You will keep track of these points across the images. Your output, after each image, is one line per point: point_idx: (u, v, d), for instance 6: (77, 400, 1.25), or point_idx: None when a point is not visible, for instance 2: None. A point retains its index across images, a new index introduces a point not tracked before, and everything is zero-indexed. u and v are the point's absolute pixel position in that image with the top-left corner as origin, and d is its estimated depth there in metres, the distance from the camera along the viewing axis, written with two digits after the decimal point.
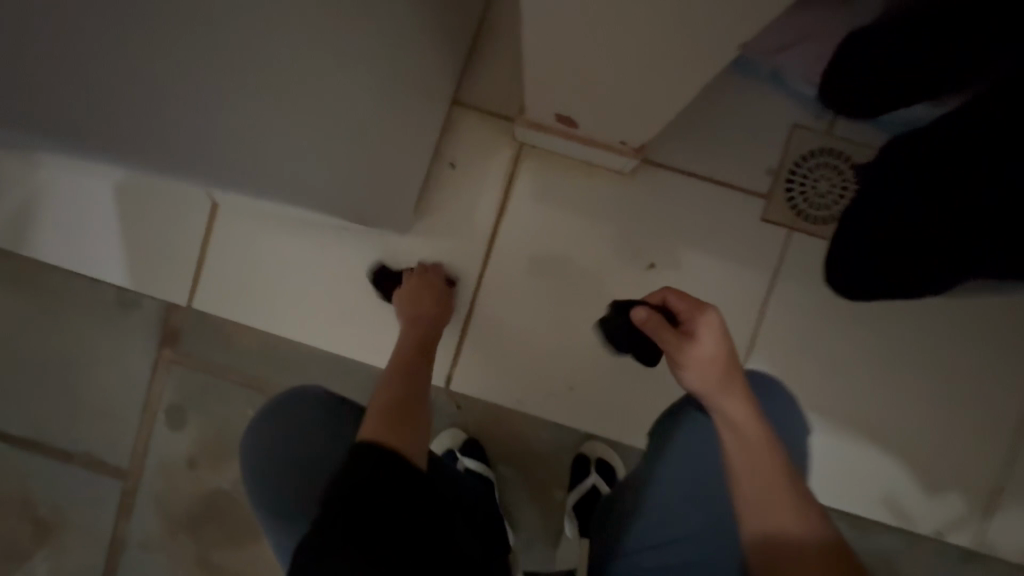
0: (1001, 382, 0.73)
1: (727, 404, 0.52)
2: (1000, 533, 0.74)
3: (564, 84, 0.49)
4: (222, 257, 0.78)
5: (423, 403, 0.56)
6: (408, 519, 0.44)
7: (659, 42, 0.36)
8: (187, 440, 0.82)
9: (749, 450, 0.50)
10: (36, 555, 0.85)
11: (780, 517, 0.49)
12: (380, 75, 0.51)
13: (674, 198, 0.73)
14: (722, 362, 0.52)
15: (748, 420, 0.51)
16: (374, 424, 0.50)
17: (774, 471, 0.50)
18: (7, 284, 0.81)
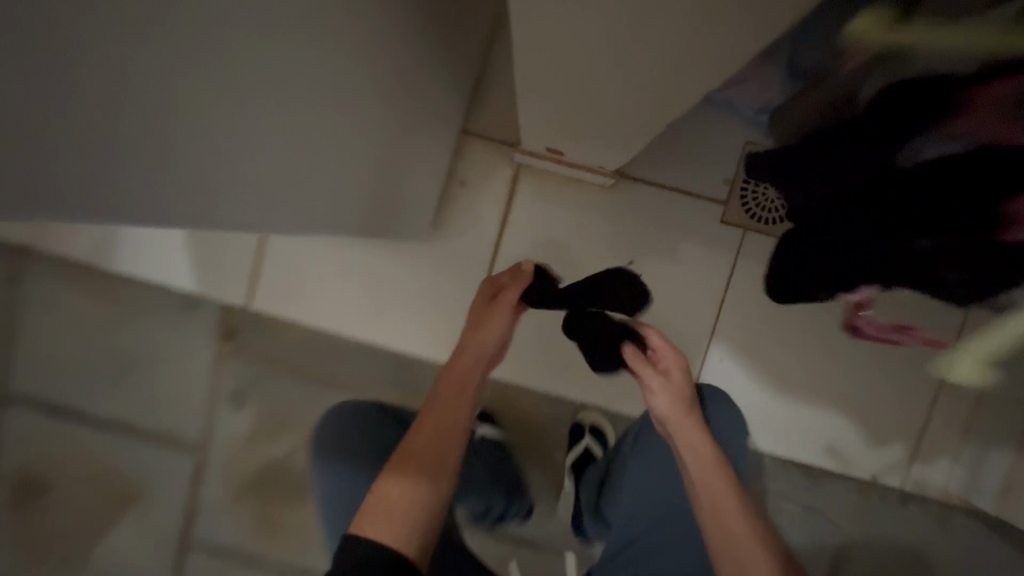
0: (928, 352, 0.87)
1: (679, 425, 0.67)
2: (924, 475, 0.88)
3: (551, 127, 0.62)
4: (271, 269, 0.92)
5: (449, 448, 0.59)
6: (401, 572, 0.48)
7: (618, 106, 0.49)
8: (246, 419, 0.97)
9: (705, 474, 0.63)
10: (126, 516, 1.02)
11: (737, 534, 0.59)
12: (406, 122, 0.64)
13: (648, 206, 0.86)
14: (679, 395, 0.69)
15: (700, 443, 0.66)
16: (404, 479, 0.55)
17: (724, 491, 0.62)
18: (90, 293, 0.96)
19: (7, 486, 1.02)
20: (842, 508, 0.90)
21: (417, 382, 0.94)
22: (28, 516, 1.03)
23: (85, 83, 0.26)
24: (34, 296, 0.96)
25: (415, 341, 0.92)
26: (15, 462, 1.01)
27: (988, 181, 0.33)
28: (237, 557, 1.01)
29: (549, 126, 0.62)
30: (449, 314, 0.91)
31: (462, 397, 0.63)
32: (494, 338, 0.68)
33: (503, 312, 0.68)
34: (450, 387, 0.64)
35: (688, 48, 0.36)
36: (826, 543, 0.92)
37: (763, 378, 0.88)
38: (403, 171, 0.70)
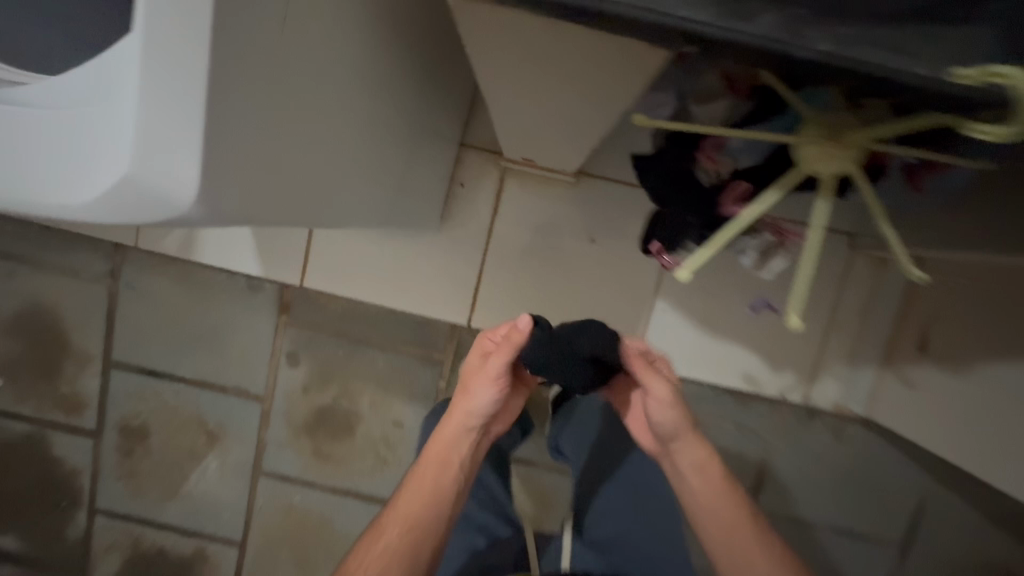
0: (826, 299, 1.12)
1: (691, 453, 0.80)
2: (822, 393, 1.16)
3: (523, 145, 0.88)
4: (318, 254, 1.18)
5: (433, 506, 0.81)
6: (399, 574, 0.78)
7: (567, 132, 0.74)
8: (301, 373, 1.25)
9: (695, 486, 0.81)
10: (209, 453, 1.30)
11: (751, 540, 0.79)
12: (415, 142, 0.89)
13: (606, 196, 1.12)
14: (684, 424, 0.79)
15: (712, 471, 0.80)
16: (394, 530, 0.79)
17: (733, 509, 0.80)
18: (174, 279, 1.22)
19: (115, 435, 1.29)
20: (763, 422, 1.18)
21: (433, 339, 1.21)
22: (133, 458, 1.30)
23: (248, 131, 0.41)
24: (131, 284, 1.22)
25: (430, 306, 1.19)
26: (121, 416, 1.28)
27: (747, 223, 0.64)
28: (297, 483, 1.29)
29: (522, 144, 0.87)
30: (455, 284, 1.17)
31: (437, 491, 0.81)
32: (471, 419, 0.82)
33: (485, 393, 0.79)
34: (429, 479, 0.81)
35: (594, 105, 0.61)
36: (752, 450, 1.19)
37: (697, 325, 1.15)
38: (415, 176, 0.95)
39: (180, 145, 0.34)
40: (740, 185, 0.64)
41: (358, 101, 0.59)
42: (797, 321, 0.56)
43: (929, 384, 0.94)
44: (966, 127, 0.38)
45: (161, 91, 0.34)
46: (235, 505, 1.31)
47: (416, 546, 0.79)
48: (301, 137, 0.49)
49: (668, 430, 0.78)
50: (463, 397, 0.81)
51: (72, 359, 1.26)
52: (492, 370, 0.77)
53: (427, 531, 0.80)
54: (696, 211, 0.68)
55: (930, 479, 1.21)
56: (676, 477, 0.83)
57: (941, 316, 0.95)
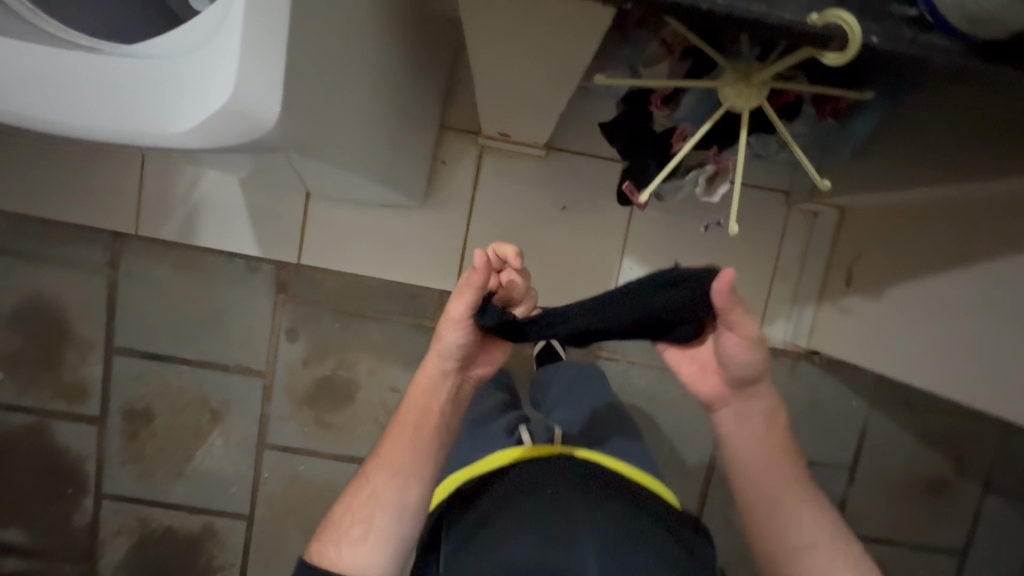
0: (770, 251, 1.28)
1: (763, 396, 0.79)
2: (773, 334, 1.31)
3: (501, 113, 1.00)
4: (313, 230, 1.27)
5: (409, 456, 0.82)
6: (375, 520, 0.80)
7: (541, 96, 0.87)
8: (301, 348, 1.33)
9: (752, 442, 0.81)
10: (213, 432, 1.36)
11: (798, 495, 0.81)
12: (406, 117, 1.00)
13: (574, 167, 1.25)
14: (759, 370, 0.75)
15: (779, 416, 0.81)
16: (376, 477, 0.82)
17: (787, 460, 0.82)
18: (173, 264, 1.29)
19: (119, 420, 1.34)
20: None
21: (424, 307, 1.32)
22: (139, 441, 1.35)
23: (306, 74, 0.49)
24: (130, 272, 1.28)
25: (420, 276, 1.29)
26: (125, 400, 1.34)
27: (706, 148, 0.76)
28: (302, 453, 1.37)
29: (501, 112, 0.99)
30: (443, 252, 1.28)
31: (415, 441, 0.82)
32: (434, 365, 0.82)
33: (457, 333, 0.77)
34: (406, 427, 0.83)
35: (564, 66, 0.73)
36: None
37: None
38: (405, 147, 1.06)
39: (268, 74, 0.42)
40: (686, 128, 0.75)
41: (367, 69, 0.70)
42: (736, 227, 0.68)
43: (858, 311, 1.11)
44: (821, 56, 0.49)
45: (256, 34, 0.41)
46: (242, 479, 1.37)
47: (400, 496, 0.81)
48: (332, 91, 0.59)
49: (745, 370, 0.74)
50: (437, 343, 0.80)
51: (75, 349, 1.31)
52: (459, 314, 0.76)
53: (408, 482, 0.81)
54: (654, 155, 0.80)
55: (868, 405, 1.39)
56: (738, 428, 0.80)
57: (863, 254, 1.12)
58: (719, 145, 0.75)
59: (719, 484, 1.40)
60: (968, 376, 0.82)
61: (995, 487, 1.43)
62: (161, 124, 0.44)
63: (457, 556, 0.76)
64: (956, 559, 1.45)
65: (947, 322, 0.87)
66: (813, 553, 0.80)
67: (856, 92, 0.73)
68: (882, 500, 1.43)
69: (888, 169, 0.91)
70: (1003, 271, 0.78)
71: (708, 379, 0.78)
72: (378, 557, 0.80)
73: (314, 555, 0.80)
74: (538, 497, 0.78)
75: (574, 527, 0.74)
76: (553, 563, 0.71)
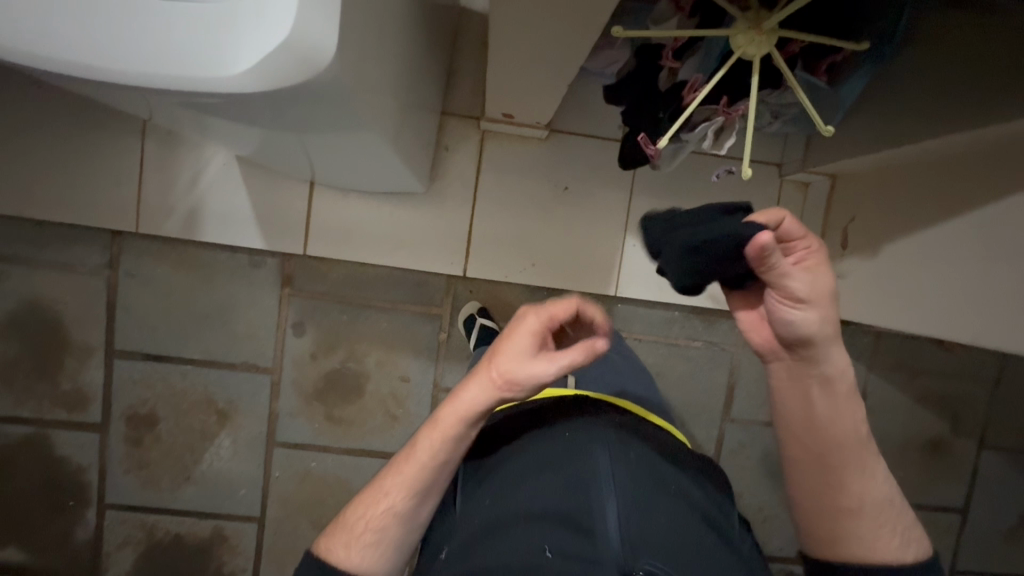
0: None
1: (827, 353, 0.68)
2: None
3: (508, 91, 1.03)
4: (318, 220, 1.27)
5: (434, 475, 0.74)
6: (390, 526, 0.75)
7: (549, 71, 0.89)
8: (309, 341, 1.32)
9: (797, 402, 0.74)
10: (221, 433, 1.33)
11: (850, 462, 0.74)
12: (421, 98, 1.01)
13: (574, 148, 1.28)
14: (818, 330, 0.65)
15: (845, 375, 0.71)
16: (393, 486, 0.75)
17: (847, 422, 0.73)
18: (175, 262, 1.27)
19: (122, 426, 1.31)
20: (726, 336, 1.39)
21: (432, 294, 1.32)
22: (143, 447, 1.32)
23: (353, 29, 0.51)
24: (130, 273, 1.26)
25: (427, 262, 1.30)
26: (127, 405, 1.30)
27: (718, 93, 0.82)
28: (312, 449, 1.35)
29: (507, 89, 1.02)
30: (449, 237, 1.29)
31: (441, 464, 0.74)
32: (481, 408, 0.70)
33: (526, 389, 0.67)
34: (433, 449, 0.73)
35: (577, 36, 0.76)
36: (722, 361, 1.40)
37: None
38: (419, 129, 1.07)
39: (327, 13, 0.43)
40: (697, 80, 0.81)
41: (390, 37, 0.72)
42: (748, 171, 0.77)
43: (859, 273, 1.15)
44: None
45: None
46: (252, 479, 1.35)
47: (417, 509, 0.75)
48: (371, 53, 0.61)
49: (801, 330, 0.65)
50: (494, 385, 0.69)
51: (74, 354, 1.28)
52: (539, 367, 0.65)
53: (427, 499, 0.76)
54: (666, 108, 0.86)
55: (867, 368, 1.43)
56: (787, 386, 0.73)
57: (858, 218, 1.17)
58: (729, 98, 0.82)
59: (729, 455, 1.43)
60: (982, 317, 0.85)
61: (990, 444, 1.48)
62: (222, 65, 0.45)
63: (474, 496, 0.76)
64: (959, 517, 1.49)
65: (953, 270, 0.91)
66: (859, 516, 0.74)
67: (847, 44, 0.80)
68: (886, 462, 1.47)
69: (882, 130, 0.96)
70: (986, 220, 0.84)
71: (755, 332, 0.70)
72: (388, 561, 0.76)
73: (322, 549, 0.75)
74: (557, 437, 0.74)
75: (593, 468, 0.68)
76: (569, 507, 0.66)
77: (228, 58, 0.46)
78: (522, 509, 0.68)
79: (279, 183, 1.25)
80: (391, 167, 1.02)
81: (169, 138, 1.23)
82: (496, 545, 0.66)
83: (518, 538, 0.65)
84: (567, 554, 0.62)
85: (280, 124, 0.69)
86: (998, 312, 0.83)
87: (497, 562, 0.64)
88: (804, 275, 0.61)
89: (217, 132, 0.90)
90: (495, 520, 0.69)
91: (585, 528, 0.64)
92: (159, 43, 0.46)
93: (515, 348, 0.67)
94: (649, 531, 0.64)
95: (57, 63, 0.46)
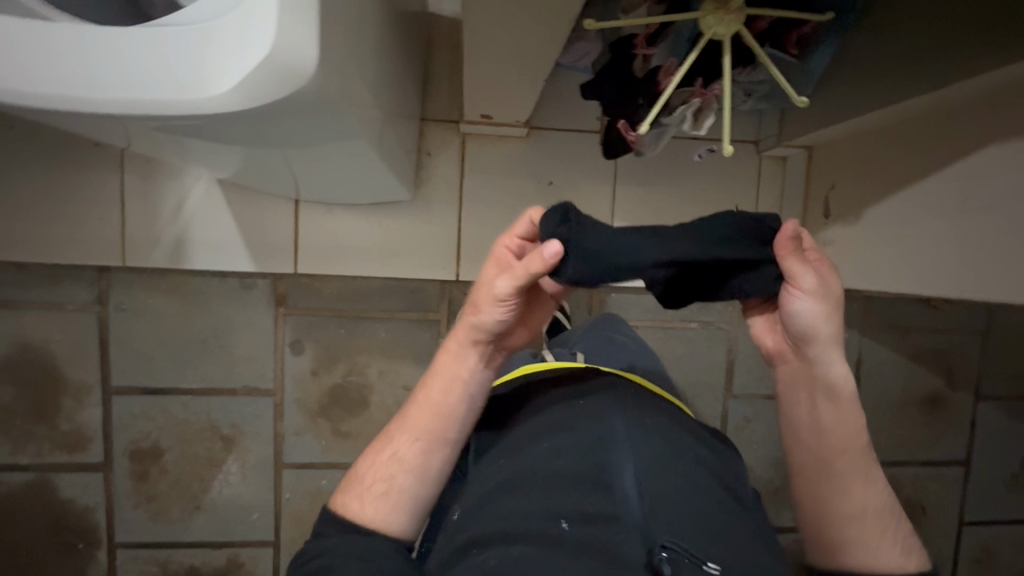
0: (749, 197, 1.34)
1: (829, 355, 0.68)
2: None
3: (485, 93, 1.04)
4: (308, 236, 1.26)
5: (432, 420, 0.76)
6: (395, 476, 0.76)
7: (524, 70, 0.90)
8: (309, 359, 1.31)
9: (801, 401, 0.73)
10: (227, 459, 1.32)
11: (853, 465, 0.72)
12: (400, 105, 1.02)
13: (556, 143, 1.29)
14: (822, 329, 0.65)
15: (849, 381, 0.69)
16: (399, 434, 0.78)
17: (853, 422, 0.71)
18: (165, 292, 1.26)
19: (126, 462, 1.29)
20: (721, 314, 1.41)
21: (427, 300, 1.32)
22: (149, 480, 1.30)
23: (339, 42, 0.52)
24: (121, 306, 1.25)
25: (420, 269, 1.30)
26: (129, 440, 1.29)
27: (695, 72, 0.84)
28: (321, 467, 1.34)
29: (484, 91, 1.03)
30: (439, 242, 1.29)
31: (440, 406, 0.77)
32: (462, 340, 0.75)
33: (488, 307, 0.70)
34: (430, 390, 0.77)
35: (550, 32, 0.77)
36: (719, 339, 1.42)
37: None
38: (401, 137, 1.07)
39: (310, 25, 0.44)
40: (670, 65, 0.83)
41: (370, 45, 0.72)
42: (731, 147, 0.77)
43: (844, 239, 1.18)
44: None
45: None
46: (263, 502, 1.34)
47: (425, 459, 0.77)
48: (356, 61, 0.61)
49: (806, 324, 0.65)
50: (467, 318, 0.74)
51: (70, 394, 1.26)
52: (494, 282, 0.69)
53: (432, 446, 0.77)
54: (644, 94, 0.88)
55: (860, 333, 1.46)
56: (795, 390, 0.73)
57: (838, 186, 1.20)
58: (703, 78, 0.84)
59: (735, 432, 1.44)
60: (968, 269, 0.88)
61: (986, 395, 1.52)
62: (207, 84, 0.46)
63: (489, 457, 0.77)
64: (963, 469, 1.53)
65: (936, 226, 0.93)
66: (862, 523, 0.72)
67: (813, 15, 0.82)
68: (888, 423, 1.50)
69: (856, 96, 0.98)
70: (965, 169, 0.86)
71: (770, 334, 0.72)
72: (398, 515, 0.76)
73: (339, 506, 0.77)
74: (573, 405, 0.75)
75: (611, 433, 0.69)
76: (586, 468, 0.66)
77: (211, 76, 0.46)
78: (537, 469, 0.68)
79: (264, 203, 1.24)
80: (378, 176, 1.02)
81: (149, 169, 1.22)
82: (512, 502, 0.66)
83: (534, 497, 0.65)
84: (585, 513, 0.62)
85: (265, 141, 0.69)
86: (983, 263, 0.85)
87: (508, 521, 0.64)
88: (807, 271, 0.62)
89: (201, 156, 0.89)
90: (509, 478, 0.69)
91: (603, 486, 0.64)
92: (146, 63, 0.46)
93: (482, 279, 0.72)
94: (668, 488, 0.64)
95: (43, 95, 0.47)
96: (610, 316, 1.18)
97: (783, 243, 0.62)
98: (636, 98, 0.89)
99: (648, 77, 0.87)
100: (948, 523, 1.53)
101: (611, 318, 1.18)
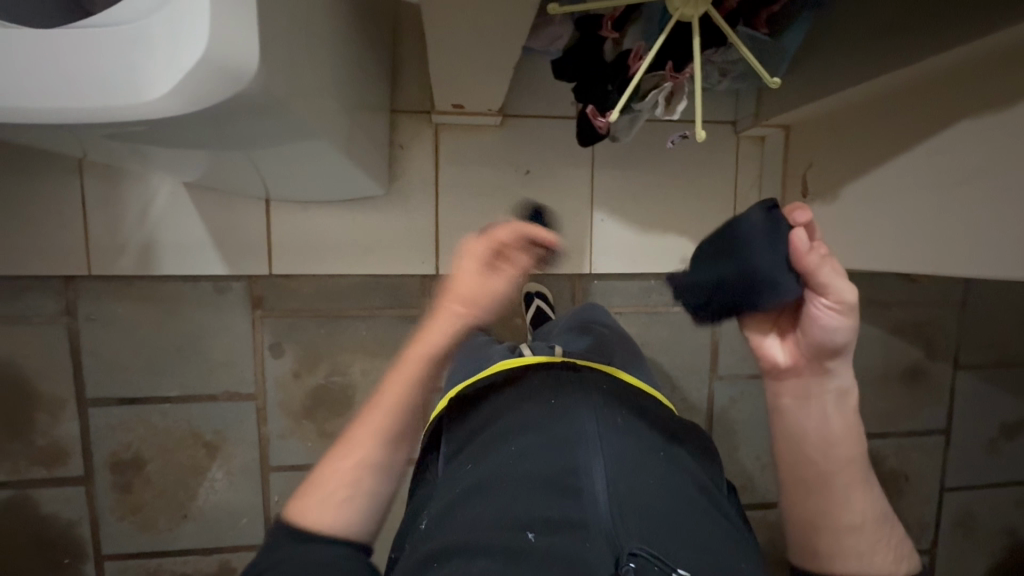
0: (729, 178, 1.33)
1: (848, 367, 0.71)
2: None
3: (455, 82, 1.01)
4: (281, 236, 1.23)
5: (401, 415, 0.79)
6: (358, 478, 0.75)
7: (493, 57, 0.88)
8: (290, 360, 1.29)
9: (811, 412, 0.73)
10: (213, 465, 1.30)
11: (852, 474, 0.73)
12: (368, 98, 0.99)
13: (531, 129, 1.27)
14: (852, 338, 0.68)
15: (854, 393, 0.73)
16: (360, 436, 0.77)
17: (854, 431, 0.73)
18: (137, 300, 1.23)
19: (108, 475, 1.27)
20: None
21: (408, 296, 1.30)
22: (133, 491, 1.28)
23: (285, 36, 0.49)
24: (91, 316, 1.21)
25: (399, 264, 1.28)
26: (109, 452, 1.26)
27: (667, 54, 0.82)
28: (309, 468, 1.32)
29: (455, 81, 1.00)
30: (416, 236, 1.27)
31: (408, 404, 0.79)
32: (444, 333, 0.79)
33: (485, 299, 0.76)
34: (397, 386, 0.79)
35: (516, 16, 0.75)
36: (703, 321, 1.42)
37: (632, 223, 1.32)
38: (371, 131, 1.04)
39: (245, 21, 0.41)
40: (640, 49, 0.82)
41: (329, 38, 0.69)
42: (702, 133, 0.76)
43: (822, 218, 1.18)
44: None
45: None
46: (252, 506, 1.32)
47: (391, 456, 0.78)
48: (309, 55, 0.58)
49: (837, 334, 0.67)
50: (454, 313, 0.78)
51: (44, 408, 1.23)
52: (490, 276, 0.75)
53: (398, 445, 0.79)
54: (613, 81, 0.86)
55: None
56: (805, 401, 0.73)
57: (815, 164, 1.20)
58: (673, 63, 0.82)
59: (721, 413, 1.45)
60: (945, 245, 0.88)
61: (965, 364, 1.54)
62: (142, 90, 0.44)
63: (458, 459, 0.76)
64: (943, 438, 1.56)
65: (913, 204, 0.93)
66: (861, 534, 0.72)
67: None
68: (870, 396, 1.52)
69: (830, 73, 0.97)
70: (947, 141, 0.86)
71: (781, 344, 0.74)
72: (365, 516, 0.75)
73: (294, 517, 0.73)
74: (545, 405, 0.74)
75: (581, 434, 0.69)
76: (553, 471, 0.66)
77: (145, 81, 0.43)
78: (504, 473, 0.67)
79: (232, 203, 1.21)
80: (349, 172, 0.99)
81: (110, 173, 1.17)
82: (478, 507, 0.65)
83: (500, 503, 0.65)
84: (547, 522, 0.61)
85: (221, 143, 0.66)
86: (958, 240, 0.85)
87: (476, 529, 0.63)
88: (850, 282, 0.65)
89: (161, 160, 0.86)
90: (478, 481, 0.68)
91: (571, 489, 0.64)
92: (76, 67, 0.44)
93: (463, 277, 0.75)
94: (634, 489, 0.64)
95: None
96: (591, 305, 1.17)
97: (810, 252, 0.65)
98: (606, 85, 0.87)
99: (616, 63, 0.85)
100: (930, 491, 1.57)
101: (590, 307, 1.17)
